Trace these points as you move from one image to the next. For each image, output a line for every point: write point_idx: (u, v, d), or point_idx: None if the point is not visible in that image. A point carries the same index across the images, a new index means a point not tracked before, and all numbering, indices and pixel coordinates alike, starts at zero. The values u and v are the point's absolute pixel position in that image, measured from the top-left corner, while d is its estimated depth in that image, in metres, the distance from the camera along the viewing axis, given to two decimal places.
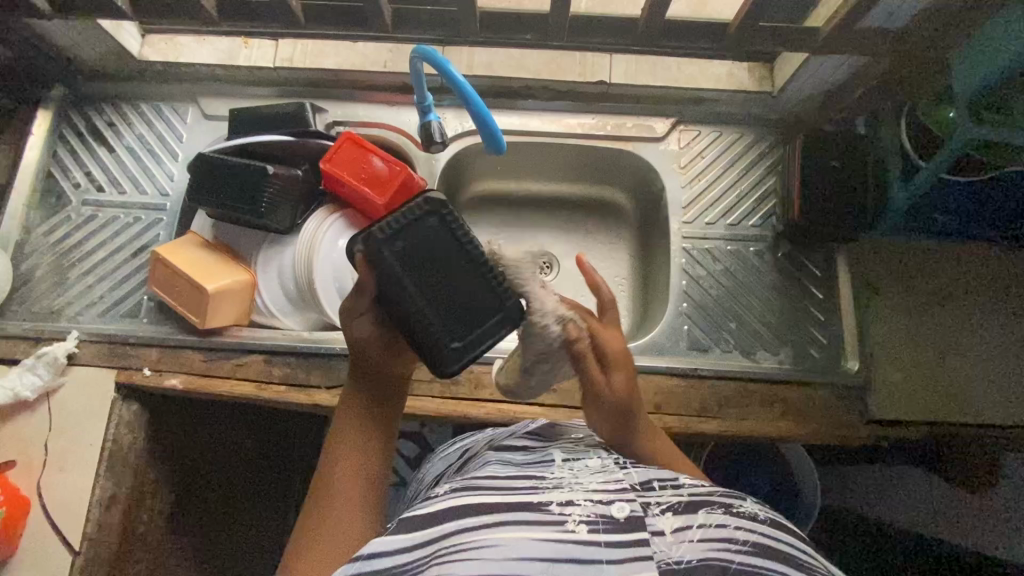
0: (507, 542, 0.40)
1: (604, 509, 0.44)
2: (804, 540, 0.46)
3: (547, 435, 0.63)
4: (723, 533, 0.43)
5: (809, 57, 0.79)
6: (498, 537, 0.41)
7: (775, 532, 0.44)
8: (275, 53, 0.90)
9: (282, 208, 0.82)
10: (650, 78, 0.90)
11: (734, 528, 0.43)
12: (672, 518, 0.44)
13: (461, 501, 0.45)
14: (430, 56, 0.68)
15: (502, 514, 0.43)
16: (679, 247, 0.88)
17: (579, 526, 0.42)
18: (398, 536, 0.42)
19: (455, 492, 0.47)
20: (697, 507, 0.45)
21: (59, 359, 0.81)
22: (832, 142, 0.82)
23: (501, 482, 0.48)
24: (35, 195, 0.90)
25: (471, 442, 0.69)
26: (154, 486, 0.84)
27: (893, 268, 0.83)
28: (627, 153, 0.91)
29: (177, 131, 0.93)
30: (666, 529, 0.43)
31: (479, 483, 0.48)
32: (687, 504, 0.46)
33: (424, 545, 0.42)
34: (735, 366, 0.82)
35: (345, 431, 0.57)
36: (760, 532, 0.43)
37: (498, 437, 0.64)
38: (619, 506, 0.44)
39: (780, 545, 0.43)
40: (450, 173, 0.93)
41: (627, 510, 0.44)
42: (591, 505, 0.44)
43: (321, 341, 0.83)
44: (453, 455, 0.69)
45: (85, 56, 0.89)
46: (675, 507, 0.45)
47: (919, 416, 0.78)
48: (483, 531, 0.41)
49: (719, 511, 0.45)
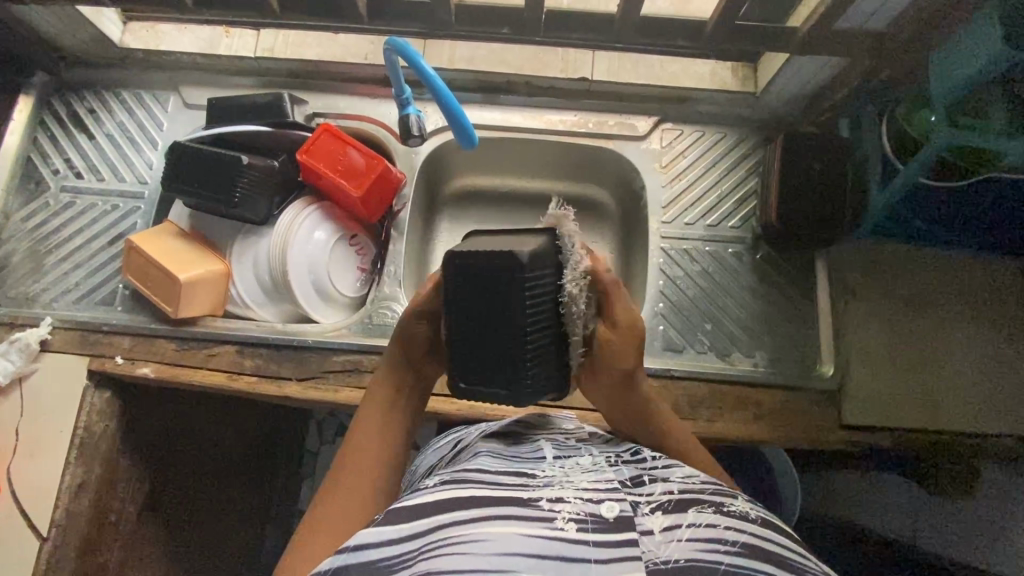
0: (495, 536, 0.41)
1: (593, 508, 0.44)
2: (798, 540, 0.46)
3: (534, 425, 0.61)
4: (711, 533, 0.43)
5: (791, 56, 0.78)
6: (487, 532, 0.41)
7: (765, 532, 0.44)
8: (257, 44, 0.90)
9: (259, 198, 0.81)
10: (632, 76, 0.89)
11: (724, 528, 0.43)
12: (661, 518, 0.44)
13: (451, 493, 0.44)
14: (403, 51, 0.69)
15: (490, 508, 0.43)
16: (658, 247, 0.87)
17: (568, 524, 0.42)
18: (387, 527, 0.43)
19: (446, 483, 0.46)
20: (687, 506, 0.45)
21: (32, 345, 0.81)
22: (813, 144, 0.81)
23: (490, 475, 0.47)
24: (14, 180, 0.90)
25: (465, 433, 0.66)
26: (127, 473, 0.84)
27: (867, 272, 0.84)
28: (608, 151, 0.90)
29: (158, 119, 0.92)
30: (654, 528, 0.43)
31: (469, 476, 0.47)
32: (677, 503, 0.45)
33: (413, 538, 0.42)
34: (709, 368, 0.81)
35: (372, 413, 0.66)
36: (749, 532, 0.43)
37: (491, 427, 0.62)
38: (609, 505, 0.44)
39: (770, 544, 0.43)
40: (431, 168, 0.93)
41: (617, 510, 0.44)
42: (581, 504, 0.44)
43: (292, 333, 0.83)
44: (446, 446, 0.66)
45: (66, 41, 0.89)
46: (665, 506, 0.45)
47: (890, 422, 0.78)
48: (472, 525, 0.42)
49: (710, 510, 0.45)
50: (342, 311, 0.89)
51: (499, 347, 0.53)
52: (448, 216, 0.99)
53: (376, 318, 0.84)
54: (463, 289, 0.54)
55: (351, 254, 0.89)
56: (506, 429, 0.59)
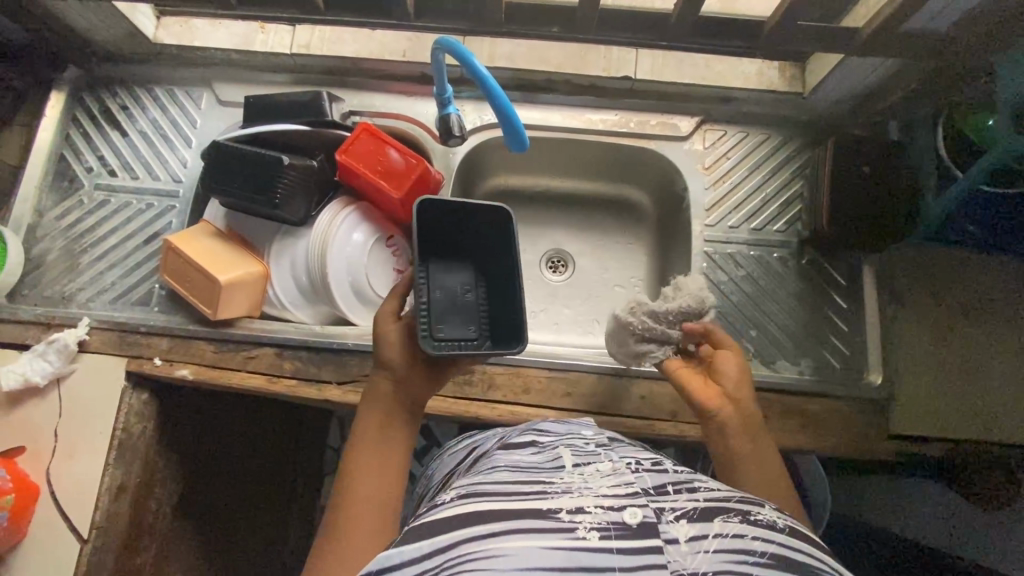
0: (518, 550, 0.37)
1: (615, 516, 0.41)
2: (830, 553, 0.42)
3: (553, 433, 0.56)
4: (739, 544, 0.40)
5: (845, 59, 0.76)
6: (508, 546, 0.38)
7: (793, 542, 0.41)
8: (292, 39, 0.88)
9: (300, 198, 0.80)
10: (676, 75, 0.87)
11: (751, 539, 0.40)
12: (687, 527, 0.41)
13: (469, 507, 0.41)
14: (453, 49, 0.66)
15: (508, 521, 0.40)
16: (700, 251, 0.86)
17: (590, 534, 0.40)
18: (405, 546, 0.39)
19: (463, 497, 0.43)
20: (713, 515, 0.42)
21: (70, 346, 0.80)
22: (866, 147, 0.79)
23: (506, 486, 0.44)
24: (47, 178, 0.89)
25: (481, 439, 0.66)
26: (162, 473, 0.84)
27: (918, 279, 0.82)
28: (648, 151, 0.89)
29: (191, 117, 0.91)
30: (679, 537, 0.40)
31: (485, 488, 0.44)
32: (702, 511, 0.43)
33: (435, 554, 0.38)
34: (756, 376, 0.80)
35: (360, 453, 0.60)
36: (777, 542, 0.41)
37: (508, 433, 0.60)
38: (632, 511, 0.42)
39: (799, 556, 0.40)
40: (468, 166, 0.91)
41: (640, 516, 0.41)
42: (601, 513, 0.41)
43: (330, 335, 0.81)
44: (461, 454, 0.65)
45: (99, 37, 0.87)
46: (691, 515, 0.42)
47: (936, 432, 0.77)
48: (491, 539, 0.38)
49: (735, 520, 0.42)
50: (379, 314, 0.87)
51: (501, 309, 0.69)
52: None
53: None
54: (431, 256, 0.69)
55: (387, 255, 0.87)
56: (525, 437, 0.55)
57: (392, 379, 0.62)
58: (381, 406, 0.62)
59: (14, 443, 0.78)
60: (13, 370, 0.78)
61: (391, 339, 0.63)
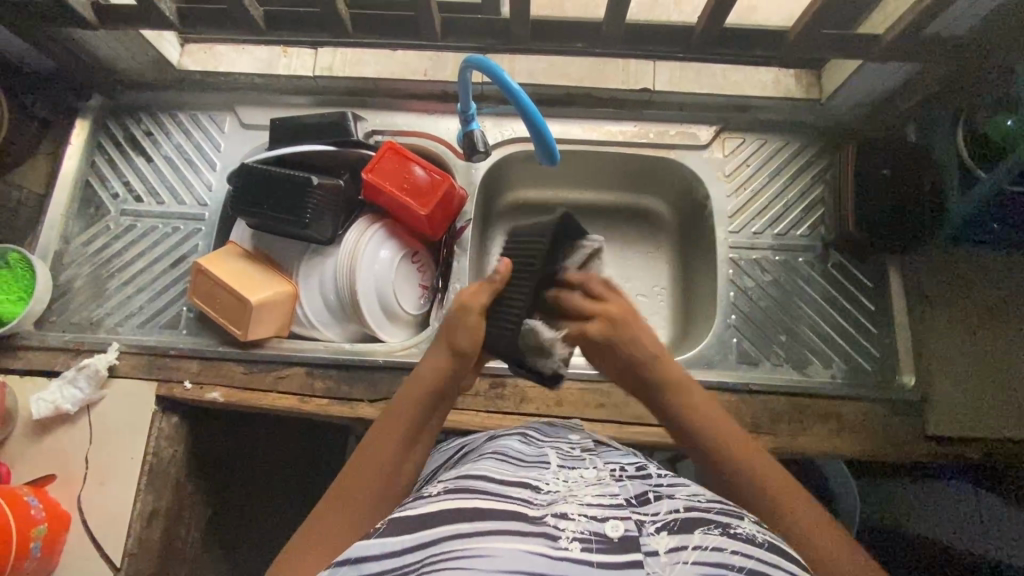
0: (498, 551, 0.38)
1: (597, 527, 0.41)
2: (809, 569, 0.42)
3: (542, 436, 0.59)
4: (717, 557, 0.40)
5: (863, 65, 0.77)
6: (492, 547, 0.38)
7: (775, 558, 0.41)
8: (315, 62, 0.90)
9: (328, 217, 0.80)
10: (695, 86, 0.88)
11: (730, 552, 0.40)
12: (667, 539, 0.42)
13: (455, 504, 0.42)
14: (483, 65, 0.67)
15: (493, 522, 0.40)
16: (726, 258, 0.86)
17: (572, 544, 0.40)
18: (387, 539, 0.40)
19: (451, 492, 0.44)
20: (694, 526, 0.42)
21: (101, 372, 0.80)
22: (885, 148, 0.81)
23: (494, 486, 0.45)
24: (73, 205, 0.90)
25: (471, 438, 0.66)
26: (190, 497, 0.84)
27: (948, 279, 0.81)
28: (668, 161, 0.89)
29: (214, 141, 0.92)
30: (658, 549, 0.41)
31: (474, 484, 0.45)
32: (682, 523, 0.43)
33: (417, 549, 0.39)
34: (788, 381, 0.80)
35: (387, 429, 0.58)
36: (756, 557, 0.40)
37: (497, 432, 0.62)
38: (614, 523, 0.42)
39: (779, 571, 0.40)
40: (489, 180, 0.92)
41: (621, 530, 0.41)
42: (584, 522, 0.42)
43: (361, 353, 0.82)
44: (450, 450, 0.65)
45: (126, 65, 0.88)
46: (670, 526, 0.43)
47: (974, 432, 0.76)
48: (475, 539, 0.39)
49: (716, 532, 0.42)
50: (405, 330, 0.87)
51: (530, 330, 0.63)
52: (501, 231, 0.99)
53: None
54: (518, 277, 0.62)
55: (412, 271, 0.88)
56: (513, 433, 0.60)
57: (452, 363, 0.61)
58: (424, 389, 0.60)
59: (45, 471, 0.78)
60: (43, 397, 0.78)
61: (469, 326, 0.61)
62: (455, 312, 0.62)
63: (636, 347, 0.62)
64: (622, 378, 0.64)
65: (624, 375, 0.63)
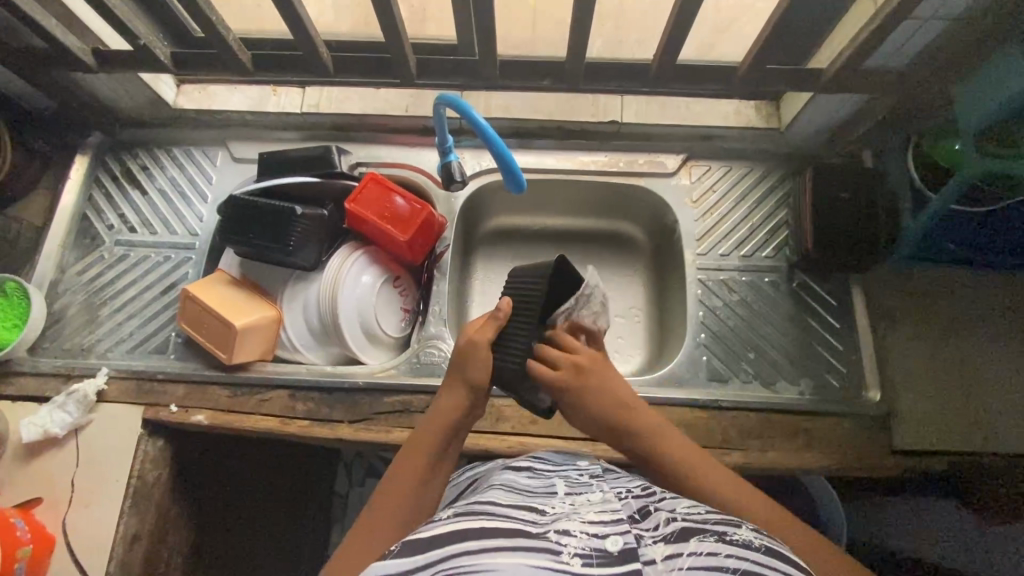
0: (500, 567, 0.40)
1: (597, 542, 0.43)
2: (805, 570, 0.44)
3: (547, 465, 0.62)
4: (713, 561, 0.42)
5: (814, 96, 0.83)
6: (498, 563, 0.41)
7: (769, 561, 0.43)
8: (303, 100, 0.96)
9: (311, 245, 0.84)
10: (660, 118, 0.94)
11: (725, 556, 0.42)
12: (664, 547, 0.44)
13: (464, 526, 0.44)
14: (453, 102, 0.72)
15: (497, 541, 0.42)
16: (694, 279, 0.90)
17: (573, 559, 0.42)
18: (401, 558, 0.42)
19: (458, 517, 0.46)
20: (689, 535, 0.45)
21: (89, 396, 0.82)
22: (836, 174, 0.84)
23: (501, 509, 0.47)
24: (69, 236, 0.94)
25: (484, 470, 0.66)
26: (174, 520, 0.85)
27: (909, 300, 0.85)
28: (639, 188, 0.94)
29: (207, 174, 0.96)
30: (656, 558, 0.43)
31: (482, 509, 0.47)
32: (680, 533, 0.45)
33: (425, 568, 0.41)
34: (756, 398, 0.82)
35: (410, 455, 0.62)
36: (752, 559, 0.42)
37: (508, 462, 0.64)
38: (614, 538, 0.44)
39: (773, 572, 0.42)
40: (468, 209, 0.96)
41: (621, 543, 0.43)
42: (586, 538, 0.44)
43: (341, 375, 0.84)
44: (462, 483, 0.65)
45: (124, 105, 0.94)
46: (668, 537, 0.45)
47: (937, 445, 0.78)
48: (482, 556, 0.41)
49: (711, 539, 0.44)
50: (387, 352, 0.91)
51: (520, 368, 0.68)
52: (482, 256, 1.02)
53: (423, 358, 0.85)
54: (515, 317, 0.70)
55: (395, 296, 0.92)
56: (522, 462, 0.62)
57: (466, 391, 0.66)
58: (440, 418, 0.64)
59: (32, 494, 0.79)
60: (32, 422, 0.80)
61: (477, 360, 0.66)
62: (466, 348, 0.67)
63: (608, 399, 0.65)
64: (595, 430, 0.66)
65: (596, 427, 0.65)
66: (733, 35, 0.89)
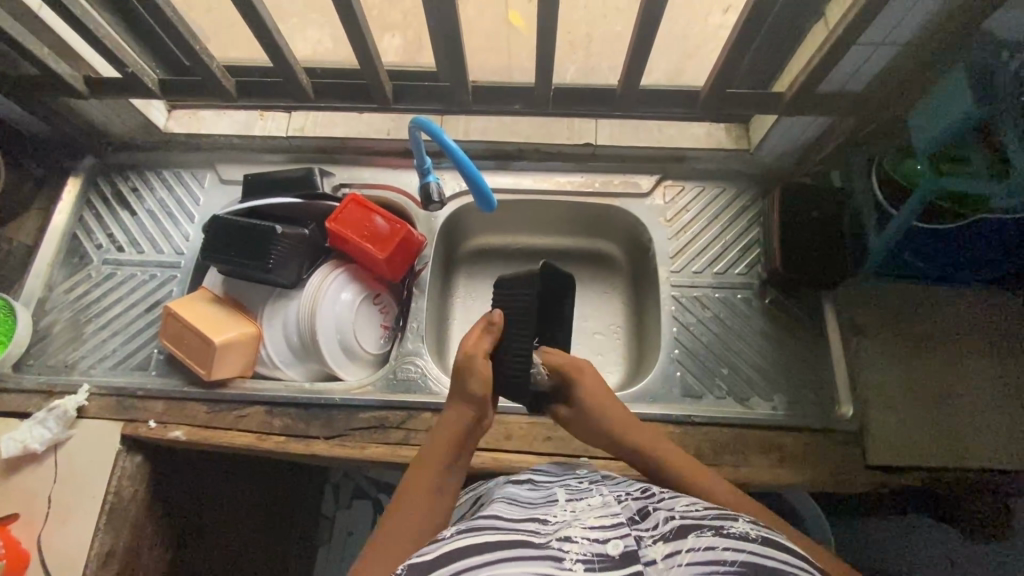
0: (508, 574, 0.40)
1: (599, 548, 0.43)
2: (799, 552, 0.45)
3: (535, 479, 0.61)
4: (710, 555, 0.41)
5: (778, 119, 0.86)
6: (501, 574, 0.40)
7: (765, 550, 0.43)
8: (288, 124, 0.99)
9: (292, 264, 0.87)
10: (632, 139, 0.97)
11: (722, 549, 0.42)
12: (663, 546, 0.43)
13: (468, 540, 0.44)
14: (426, 126, 0.75)
15: (500, 551, 0.42)
16: (669, 295, 0.91)
17: (576, 565, 0.42)
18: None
19: (462, 532, 0.46)
20: (687, 531, 0.44)
21: (69, 412, 0.83)
22: (805, 193, 0.88)
23: (503, 521, 0.47)
24: (59, 255, 0.96)
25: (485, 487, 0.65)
26: (151, 536, 0.85)
27: (880, 315, 0.86)
28: (614, 208, 0.96)
29: (194, 195, 0.99)
30: (656, 558, 0.43)
31: (485, 522, 0.47)
32: (677, 530, 0.45)
33: None
34: (729, 413, 0.83)
35: (420, 468, 0.60)
36: (749, 550, 0.42)
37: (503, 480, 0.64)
38: (615, 542, 0.44)
39: (769, 562, 0.42)
40: (448, 229, 0.98)
41: (622, 546, 0.44)
42: (587, 544, 0.44)
43: (318, 392, 0.85)
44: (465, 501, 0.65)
45: (116, 129, 0.98)
46: (667, 535, 0.45)
47: (911, 460, 0.78)
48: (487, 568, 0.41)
49: (708, 533, 0.44)
50: (365, 368, 0.92)
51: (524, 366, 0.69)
52: (463, 273, 1.04)
53: (400, 374, 0.87)
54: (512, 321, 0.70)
55: (374, 313, 0.93)
56: (524, 476, 0.62)
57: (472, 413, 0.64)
58: (451, 434, 0.63)
59: (8, 510, 0.79)
60: (12, 437, 0.81)
61: (476, 371, 0.65)
62: (463, 361, 0.66)
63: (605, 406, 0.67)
64: (595, 439, 0.68)
65: (595, 435, 0.67)
66: (699, 61, 0.92)
